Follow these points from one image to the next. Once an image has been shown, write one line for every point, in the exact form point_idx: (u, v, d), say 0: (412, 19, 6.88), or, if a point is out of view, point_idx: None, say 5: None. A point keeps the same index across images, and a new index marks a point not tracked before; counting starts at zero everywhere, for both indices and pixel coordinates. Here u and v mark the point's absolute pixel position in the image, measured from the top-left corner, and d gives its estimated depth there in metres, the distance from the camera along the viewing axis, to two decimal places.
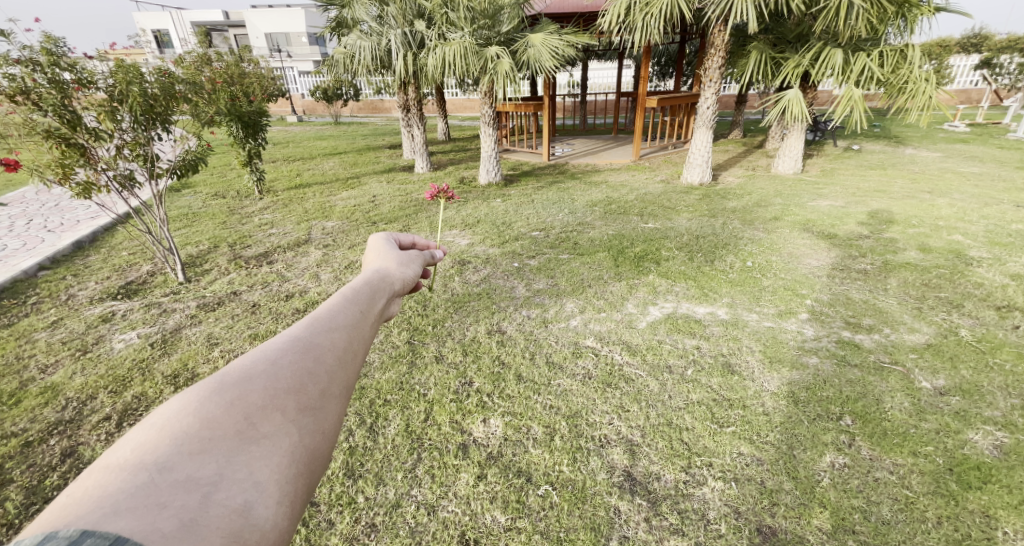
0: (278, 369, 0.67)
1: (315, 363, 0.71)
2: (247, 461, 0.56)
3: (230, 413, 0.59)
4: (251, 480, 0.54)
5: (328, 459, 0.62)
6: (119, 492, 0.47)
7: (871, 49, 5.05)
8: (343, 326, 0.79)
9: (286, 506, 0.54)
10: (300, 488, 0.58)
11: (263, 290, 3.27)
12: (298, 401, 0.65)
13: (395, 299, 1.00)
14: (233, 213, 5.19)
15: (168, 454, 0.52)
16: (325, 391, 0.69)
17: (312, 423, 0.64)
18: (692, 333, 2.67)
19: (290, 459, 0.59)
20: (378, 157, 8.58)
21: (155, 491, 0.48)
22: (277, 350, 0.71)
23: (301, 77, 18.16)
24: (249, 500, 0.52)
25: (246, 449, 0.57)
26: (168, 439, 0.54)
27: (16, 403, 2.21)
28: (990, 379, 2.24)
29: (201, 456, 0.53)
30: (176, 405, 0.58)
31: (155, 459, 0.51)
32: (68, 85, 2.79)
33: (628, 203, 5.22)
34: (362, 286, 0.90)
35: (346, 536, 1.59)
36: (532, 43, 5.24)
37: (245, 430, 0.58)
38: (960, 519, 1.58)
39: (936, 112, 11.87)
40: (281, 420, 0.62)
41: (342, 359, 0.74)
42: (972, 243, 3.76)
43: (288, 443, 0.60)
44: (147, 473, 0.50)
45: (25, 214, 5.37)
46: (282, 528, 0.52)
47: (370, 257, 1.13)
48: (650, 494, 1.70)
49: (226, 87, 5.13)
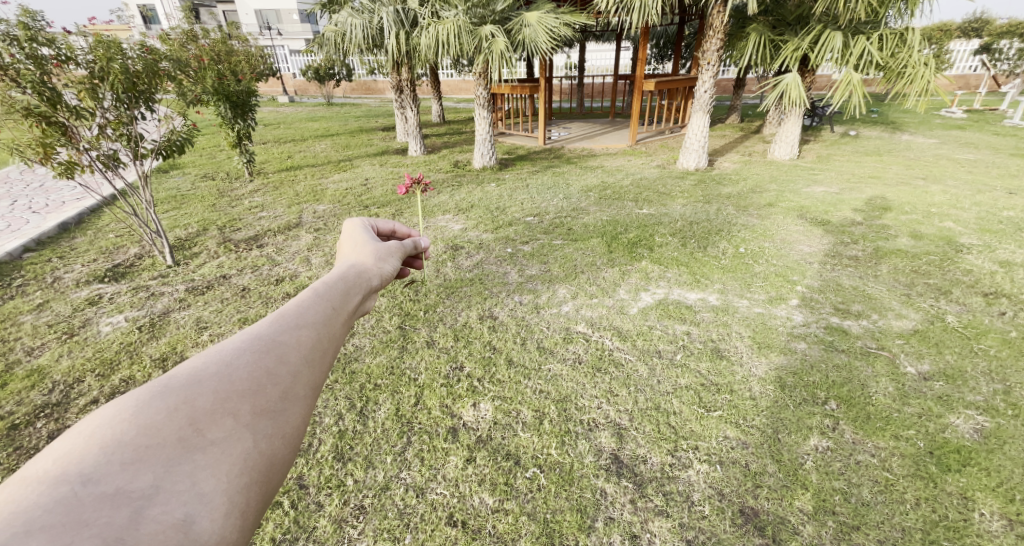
0: (232, 370, 0.66)
1: (276, 363, 0.70)
2: (191, 471, 0.55)
3: (174, 418, 0.58)
4: (192, 492, 0.53)
5: (285, 467, 0.62)
6: (35, 507, 0.44)
7: (871, 32, 4.98)
8: (310, 325, 0.78)
9: (233, 518, 0.55)
10: (250, 498, 0.58)
11: (254, 274, 3.25)
12: (254, 404, 0.64)
13: (373, 295, 1.00)
14: (222, 196, 5.13)
15: (96, 464, 0.50)
16: (286, 393, 0.68)
17: (270, 427, 0.64)
18: (683, 319, 2.68)
19: (241, 468, 0.59)
20: (371, 139, 8.46)
21: (78, 505, 0.46)
22: (234, 349, 0.70)
23: (292, 55, 17.85)
24: (189, 513, 0.51)
25: (190, 458, 0.55)
26: (99, 448, 0.51)
27: (1, 386, 2.20)
28: (973, 364, 2.26)
29: (136, 466, 0.52)
30: (112, 410, 0.55)
31: (80, 470, 0.49)
32: (47, 61, 2.73)
33: (623, 188, 5.18)
34: (335, 282, 0.89)
35: (334, 518, 1.60)
36: (527, 22, 5.14)
37: (189, 437, 0.57)
38: (937, 500, 1.61)
39: (935, 98, 11.78)
40: (232, 426, 0.61)
41: (307, 359, 0.73)
42: (962, 230, 3.77)
43: (238, 451, 0.59)
44: (69, 486, 0.47)
45: (9, 195, 5.28)
46: (225, 543, 0.52)
47: (347, 247, 1.11)
48: (637, 477, 1.72)
49: (213, 65, 5.01)
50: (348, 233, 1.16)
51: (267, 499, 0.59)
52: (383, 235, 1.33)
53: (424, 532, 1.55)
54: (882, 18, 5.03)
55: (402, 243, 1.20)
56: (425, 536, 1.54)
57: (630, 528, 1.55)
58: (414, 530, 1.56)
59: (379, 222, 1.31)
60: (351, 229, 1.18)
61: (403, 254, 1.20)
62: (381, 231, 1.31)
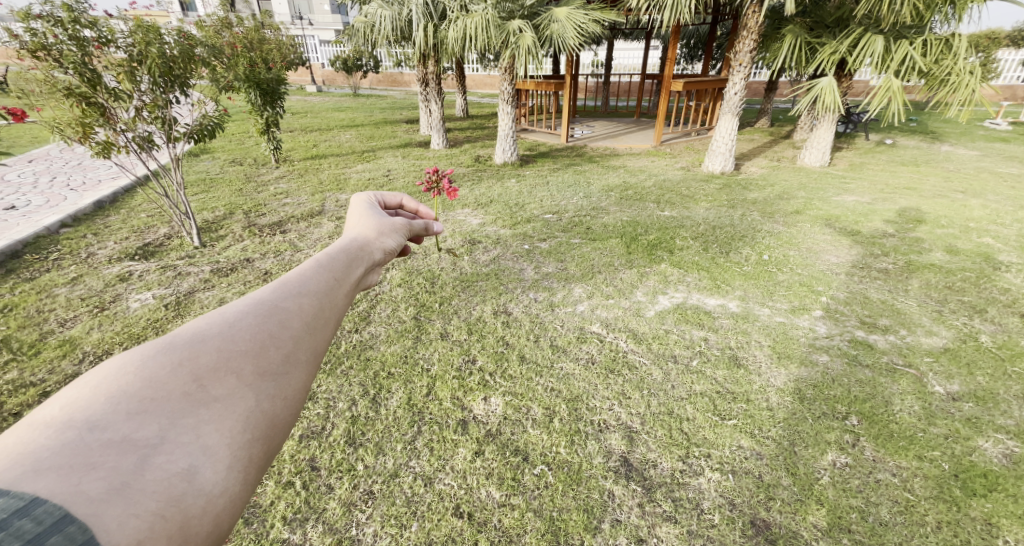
0: (235, 332, 0.67)
1: (278, 327, 0.71)
2: (195, 425, 0.56)
3: (179, 374, 0.59)
4: (196, 444, 0.54)
5: (288, 427, 0.63)
6: (42, 450, 0.46)
7: (915, 38, 4.79)
8: (312, 293, 0.79)
9: (237, 471, 0.56)
10: (253, 454, 0.59)
11: (276, 259, 3.31)
12: (256, 365, 0.65)
13: (375, 268, 1.01)
14: (249, 181, 5.24)
15: (102, 412, 0.52)
16: (288, 357, 0.69)
17: (273, 387, 0.65)
18: (700, 324, 2.63)
19: (244, 425, 0.59)
20: (395, 131, 8.54)
21: (84, 450, 0.48)
22: (238, 312, 0.71)
23: (322, 45, 18.15)
24: (193, 464, 0.52)
25: (194, 412, 0.56)
26: (105, 397, 0.53)
27: (35, 353, 2.30)
28: (1006, 388, 2.17)
29: (140, 417, 0.53)
30: (118, 362, 0.57)
31: (86, 418, 0.50)
32: (88, 43, 2.82)
33: (645, 189, 5.12)
34: (339, 252, 0.90)
35: (344, 501, 1.62)
36: (556, 18, 5.09)
37: (193, 393, 0.58)
38: (960, 525, 1.55)
39: (978, 109, 11.30)
40: (234, 384, 0.62)
41: (309, 325, 0.74)
42: (1002, 247, 3.61)
43: (242, 408, 0.60)
44: (75, 432, 0.49)
45: (49, 172, 5.50)
46: (227, 495, 0.54)
47: (353, 221, 1.12)
48: (646, 481, 1.70)
49: (246, 53, 5.11)
50: (356, 208, 1.18)
51: (270, 456, 0.60)
52: (391, 210, 1.34)
53: (430, 521, 1.56)
54: (926, 24, 4.83)
55: (409, 220, 1.20)
56: (431, 525, 1.55)
57: (636, 531, 1.53)
58: (420, 519, 1.57)
59: (389, 198, 1.32)
60: (358, 204, 1.19)
61: (410, 231, 1.20)
62: (389, 205, 1.32)
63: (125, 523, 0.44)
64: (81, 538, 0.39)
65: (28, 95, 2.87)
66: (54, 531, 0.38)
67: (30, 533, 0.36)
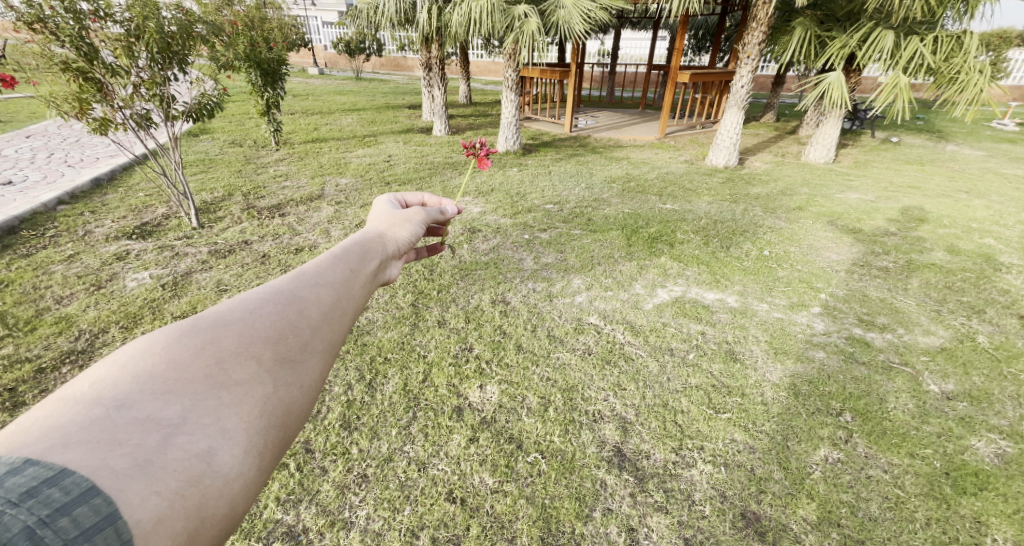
0: (255, 318, 0.68)
1: (298, 316, 0.71)
2: (215, 407, 0.56)
3: (201, 356, 0.59)
4: (217, 427, 0.54)
5: (303, 417, 0.63)
6: (70, 424, 0.47)
7: (926, 34, 4.72)
8: (329, 284, 0.79)
9: (252, 456, 0.56)
10: (268, 441, 0.59)
11: (274, 242, 3.29)
12: (275, 352, 0.65)
13: (391, 262, 1.02)
14: (248, 163, 5.21)
15: (128, 392, 0.52)
16: (306, 345, 0.69)
17: (291, 375, 0.65)
18: (698, 318, 2.63)
19: (261, 410, 0.59)
20: (397, 116, 8.46)
21: (111, 426, 0.48)
22: (259, 299, 0.71)
23: (326, 27, 18.11)
24: (213, 446, 0.53)
25: (214, 395, 0.57)
26: (132, 378, 0.54)
27: (31, 329, 2.30)
28: (1002, 388, 2.18)
29: (165, 396, 0.53)
30: (144, 343, 0.57)
31: (113, 396, 0.51)
32: (85, 16, 2.78)
33: (648, 182, 5.08)
34: (355, 247, 0.91)
35: (337, 483, 1.63)
36: (562, 4, 4.99)
37: (216, 375, 0.58)
38: (949, 522, 1.56)
39: (986, 109, 11.26)
40: (254, 369, 0.62)
41: (325, 316, 0.75)
42: (1003, 248, 3.60)
43: (261, 394, 0.60)
44: (103, 408, 0.50)
45: (47, 147, 5.47)
46: (242, 480, 0.53)
47: (371, 217, 1.15)
48: (638, 471, 1.71)
49: (247, 31, 5.04)
50: (378, 206, 1.21)
51: (285, 445, 0.60)
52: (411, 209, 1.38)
53: (423, 505, 1.57)
54: (937, 20, 4.75)
55: (427, 215, 1.21)
56: (424, 509, 1.56)
57: (628, 520, 1.54)
58: (413, 502, 1.58)
59: (409, 197, 1.35)
60: (379, 203, 1.22)
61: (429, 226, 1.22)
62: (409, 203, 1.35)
63: (147, 499, 0.45)
64: (105, 511, 0.41)
65: (24, 69, 2.84)
66: (80, 502, 0.40)
67: (58, 503, 0.39)
